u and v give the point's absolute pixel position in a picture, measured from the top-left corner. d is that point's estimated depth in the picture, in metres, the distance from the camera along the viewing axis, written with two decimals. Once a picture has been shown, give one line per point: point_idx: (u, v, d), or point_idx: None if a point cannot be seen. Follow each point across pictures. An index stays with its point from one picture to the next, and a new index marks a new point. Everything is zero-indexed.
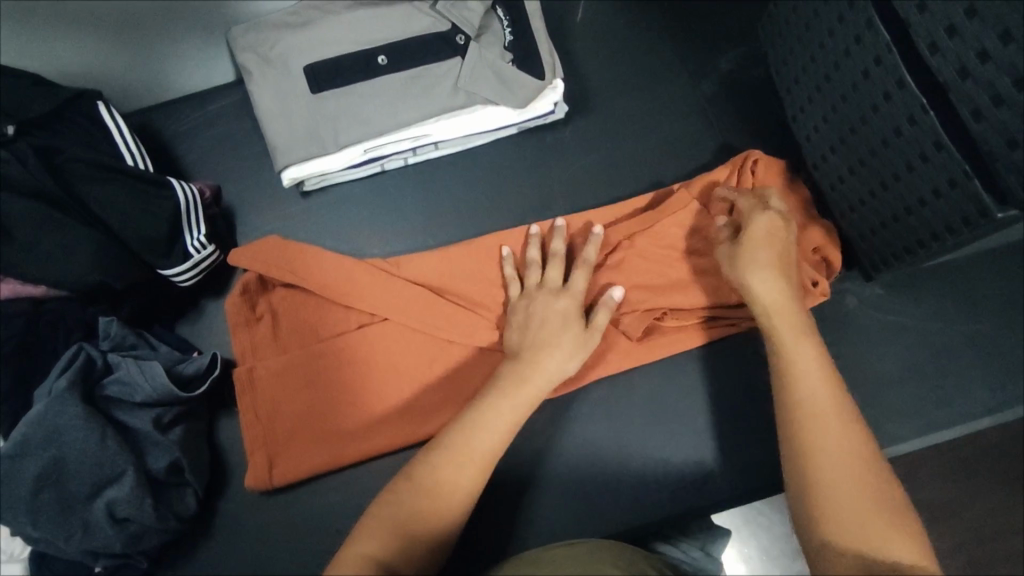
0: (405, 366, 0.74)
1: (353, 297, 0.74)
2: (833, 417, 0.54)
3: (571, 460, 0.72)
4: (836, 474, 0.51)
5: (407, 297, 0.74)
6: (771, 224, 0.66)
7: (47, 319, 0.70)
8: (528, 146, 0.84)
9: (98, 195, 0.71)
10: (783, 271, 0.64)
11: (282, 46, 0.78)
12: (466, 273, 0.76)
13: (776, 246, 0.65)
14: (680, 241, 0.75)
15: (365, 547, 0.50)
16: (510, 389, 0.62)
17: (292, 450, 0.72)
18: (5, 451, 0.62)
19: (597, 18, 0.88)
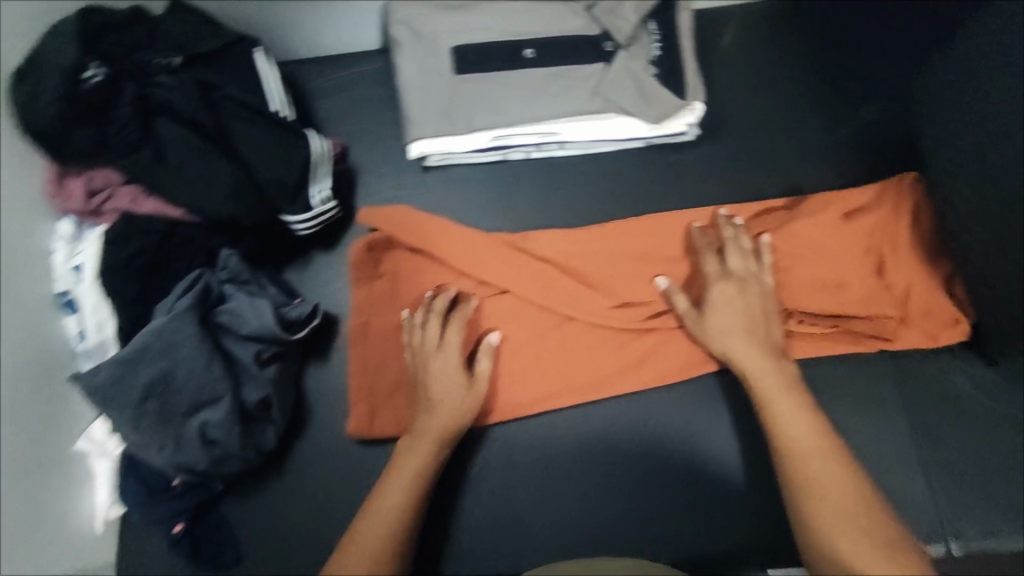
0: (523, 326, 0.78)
1: (470, 269, 0.78)
2: (819, 465, 0.62)
3: (632, 470, 0.76)
4: (822, 480, 0.61)
5: (530, 271, 0.78)
6: (727, 291, 0.73)
7: (176, 241, 0.74)
8: (651, 161, 0.84)
9: (245, 134, 0.75)
10: (753, 325, 0.71)
11: (436, 24, 0.80)
12: (599, 245, 0.79)
13: (740, 307, 0.72)
14: (816, 245, 0.76)
15: (371, 531, 0.63)
16: (417, 442, 0.70)
17: (393, 407, 0.77)
18: (123, 355, 0.65)
19: (744, 47, 0.87)
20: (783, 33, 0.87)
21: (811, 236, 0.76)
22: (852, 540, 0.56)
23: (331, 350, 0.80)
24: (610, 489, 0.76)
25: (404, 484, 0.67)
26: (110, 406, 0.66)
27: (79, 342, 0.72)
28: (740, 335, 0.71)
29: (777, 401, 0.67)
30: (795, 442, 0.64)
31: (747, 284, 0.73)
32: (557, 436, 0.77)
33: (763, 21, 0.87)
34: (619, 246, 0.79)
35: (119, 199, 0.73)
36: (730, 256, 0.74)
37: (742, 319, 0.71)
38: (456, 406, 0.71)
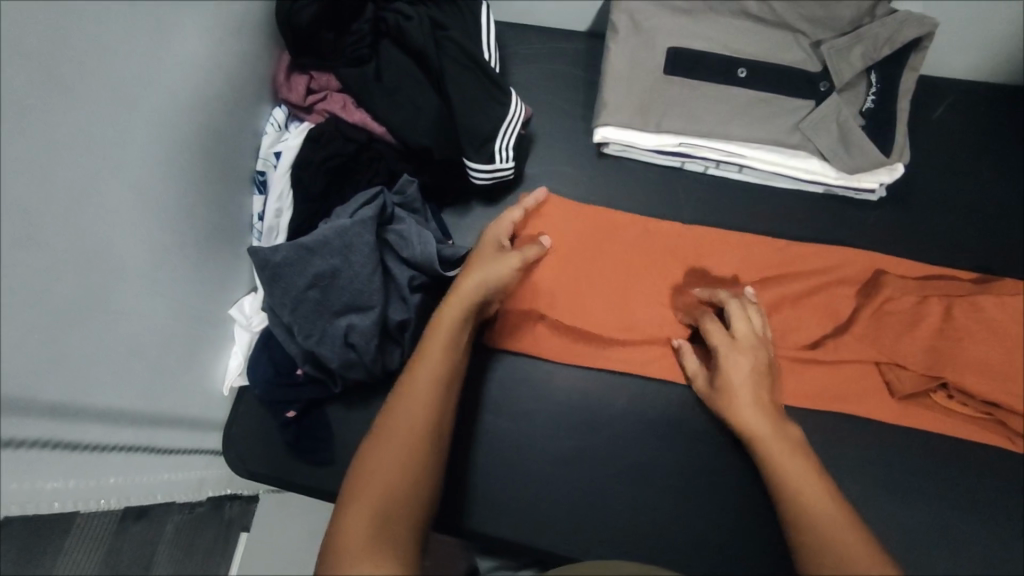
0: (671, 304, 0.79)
1: (645, 235, 0.82)
2: (813, 497, 0.59)
3: (736, 502, 0.73)
4: (828, 534, 0.56)
5: (694, 254, 0.81)
6: (748, 360, 0.70)
7: (367, 156, 0.78)
8: (826, 211, 0.83)
9: (455, 74, 0.78)
10: (760, 386, 0.69)
11: (658, 22, 0.81)
12: (768, 256, 0.80)
13: (750, 375, 0.69)
14: (997, 324, 0.73)
15: (418, 403, 0.61)
16: (455, 300, 0.68)
17: (528, 333, 0.79)
18: (307, 243, 0.69)
19: (953, 125, 0.84)
20: (996, 122, 0.84)
21: (994, 314, 0.73)
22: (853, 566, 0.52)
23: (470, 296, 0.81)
24: (707, 510, 0.72)
25: (442, 350, 0.65)
26: (277, 284, 0.70)
27: (257, 222, 0.79)
28: (749, 397, 0.67)
29: (774, 451, 0.64)
30: (794, 493, 0.60)
31: (758, 351, 0.71)
32: (670, 439, 0.75)
33: (980, 105, 0.85)
34: (791, 266, 0.80)
35: (331, 104, 0.78)
36: (735, 318, 0.73)
37: (751, 388, 0.68)
38: (477, 277, 0.70)
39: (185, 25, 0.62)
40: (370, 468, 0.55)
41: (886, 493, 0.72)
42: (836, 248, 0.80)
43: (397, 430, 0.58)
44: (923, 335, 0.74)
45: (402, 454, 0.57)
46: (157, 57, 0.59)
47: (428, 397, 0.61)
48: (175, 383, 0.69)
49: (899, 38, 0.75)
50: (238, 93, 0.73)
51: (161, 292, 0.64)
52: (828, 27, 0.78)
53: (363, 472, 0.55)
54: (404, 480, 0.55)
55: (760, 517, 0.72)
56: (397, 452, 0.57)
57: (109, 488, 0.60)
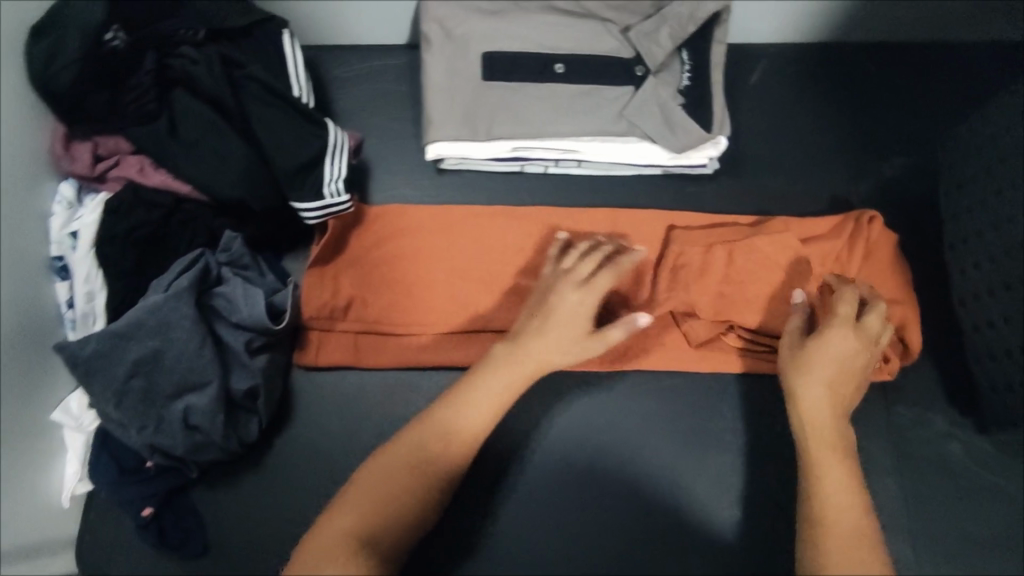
0: (506, 309, 0.80)
1: (436, 233, 0.82)
2: (834, 495, 0.59)
3: (618, 497, 0.73)
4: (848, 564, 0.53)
5: (492, 245, 0.81)
6: (843, 341, 0.66)
7: (179, 218, 0.72)
8: (667, 191, 0.83)
9: (261, 116, 0.73)
10: (839, 383, 0.65)
11: (469, 27, 0.79)
12: (563, 234, 0.81)
13: (835, 364, 0.65)
14: (773, 262, 0.75)
15: (420, 441, 0.63)
16: (511, 361, 0.67)
17: (327, 342, 0.79)
18: (117, 329, 0.63)
19: (772, 86, 0.86)
20: (814, 75, 0.86)
21: (768, 254, 0.75)
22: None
23: (312, 341, 0.79)
24: (593, 512, 0.72)
25: (490, 410, 0.66)
26: (93, 379, 0.63)
27: (66, 309, 0.70)
28: (824, 391, 0.64)
29: (823, 463, 0.61)
30: (827, 511, 0.57)
31: (870, 350, 0.67)
32: (551, 449, 0.75)
33: (795, 61, 0.87)
34: (601, 241, 0.80)
35: (127, 168, 0.72)
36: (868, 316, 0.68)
37: (838, 375, 0.65)
38: (550, 341, 0.68)
39: None
40: (357, 483, 0.61)
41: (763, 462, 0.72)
42: (635, 215, 0.81)
43: (393, 471, 0.61)
44: (733, 291, 0.75)
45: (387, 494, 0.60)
46: None
47: (427, 441, 0.63)
48: None
49: (699, 12, 0.76)
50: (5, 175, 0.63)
51: None
52: (633, 12, 0.78)
53: (352, 497, 0.59)
54: (384, 522, 0.58)
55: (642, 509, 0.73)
56: (388, 487, 0.60)
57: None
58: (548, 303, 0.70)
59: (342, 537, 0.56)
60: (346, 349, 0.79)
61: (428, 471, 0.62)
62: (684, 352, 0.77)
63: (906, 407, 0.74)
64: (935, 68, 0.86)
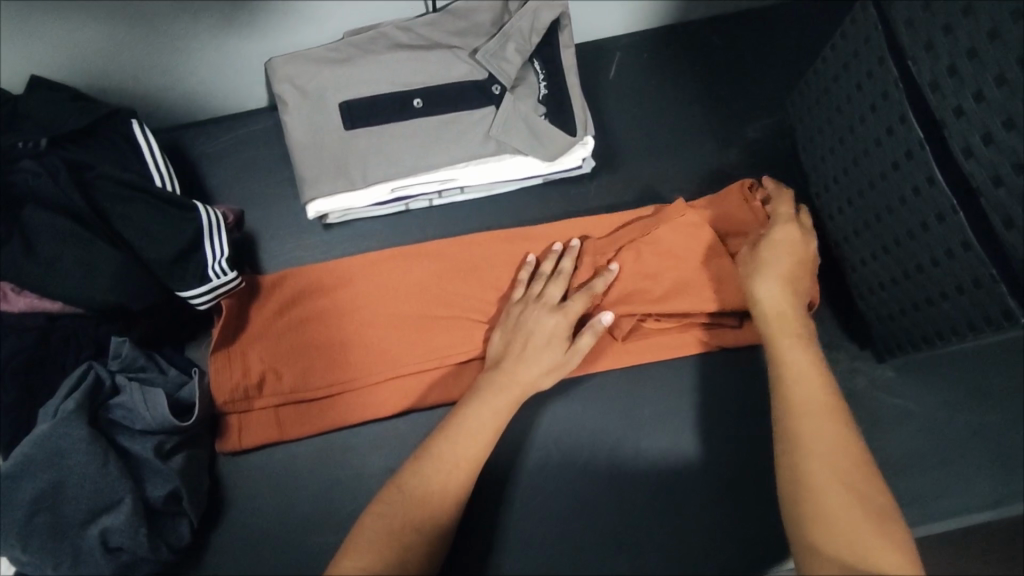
0: (421, 346, 0.79)
1: (337, 288, 0.81)
2: (811, 398, 0.57)
3: (567, 503, 0.74)
4: (827, 474, 0.52)
5: (395, 289, 0.80)
6: (789, 234, 0.68)
7: (58, 335, 0.70)
8: (552, 197, 0.85)
9: (121, 214, 0.71)
10: (794, 276, 0.66)
11: (320, 80, 0.78)
12: (461, 264, 0.81)
13: (792, 256, 0.67)
14: (675, 248, 0.76)
15: (438, 476, 0.62)
16: (490, 396, 0.68)
17: (248, 423, 0.77)
18: (5, 470, 0.61)
19: (629, 76, 0.88)
20: (667, 57, 0.89)
21: (671, 239, 0.76)
22: (836, 498, 0.51)
23: (232, 425, 0.77)
24: (544, 523, 0.74)
25: (490, 431, 0.66)
26: None
27: None
28: (782, 282, 0.65)
29: (795, 362, 0.60)
30: (805, 409, 0.56)
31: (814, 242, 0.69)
32: (491, 477, 0.75)
33: (647, 48, 0.90)
34: (501, 260, 0.81)
35: None
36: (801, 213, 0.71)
37: (793, 264, 0.66)
38: (534, 361, 0.70)
39: None
40: (364, 525, 0.59)
41: None
42: (527, 229, 0.83)
43: (404, 509, 0.59)
44: (642, 281, 0.76)
45: (407, 529, 0.58)
46: None
47: (435, 473, 0.62)
48: None
49: (539, 24, 0.78)
50: None
51: None
52: (476, 34, 0.79)
53: (363, 535, 0.58)
54: (406, 559, 0.57)
55: (592, 508, 0.74)
56: (400, 525, 0.58)
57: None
58: (520, 327, 0.72)
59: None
60: (269, 425, 0.77)
61: (444, 496, 0.61)
62: (603, 351, 0.79)
63: None
64: (775, 31, 0.91)
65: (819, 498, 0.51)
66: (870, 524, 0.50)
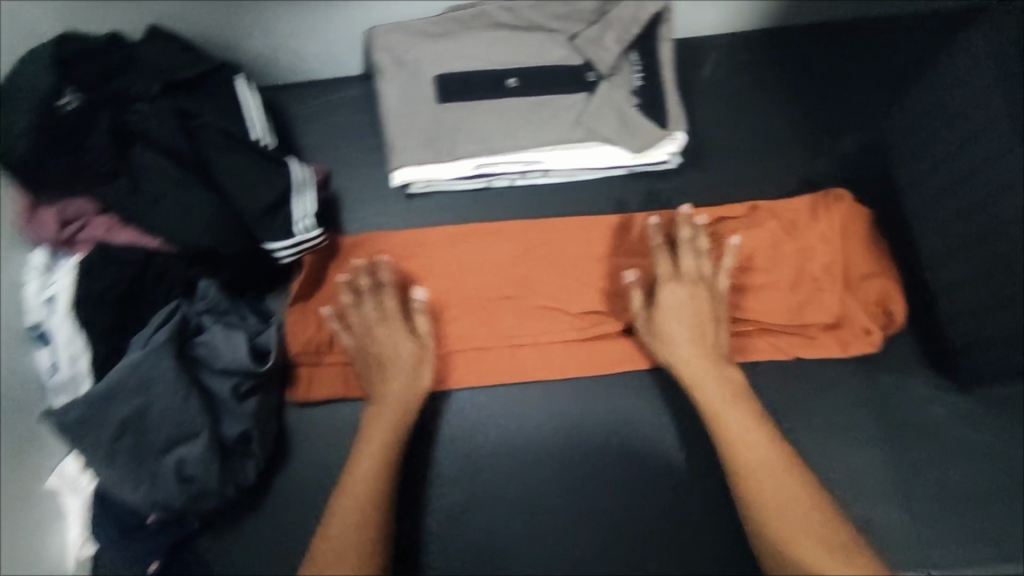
0: (489, 324, 0.80)
1: (411, 259, 0.82)
2: (758, 453, 0.67)
3: (614, 492, 0.76)
4: (786, 523, 0.63)
5: (468, 265, 0.82)
6: (668, 295, 0.72)
7: (153, 271, 0.72)
8: (634, 189, 0.84)
9: (222, 163, 0.74)
10: (700, 333, 0.72)
11: (419, 52, 0.79)
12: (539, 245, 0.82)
13: (691, 315, 0.72)
14: (755, 251, 0.77)
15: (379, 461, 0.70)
16: None
17: (316, 379, 0.80)
18: (97, 392, 0.64)
19: (724, 76, 0.87)
20: (764, 60, 0.88)
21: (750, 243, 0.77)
22: (806, 546, 0.61)
23: (302, 377, 0.80)
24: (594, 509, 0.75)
25: (392, 407, 0.73)
26: (83, 442, 0.64)
27: (51, 375, 0.70)
28: (686, 344, 0.71)
29: (734, 418, 0.69)
30: (746, 461, 0.66)
31: (696, 286, 0.73)
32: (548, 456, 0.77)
33: (743, 49, 0.88)
34: (579, 244, 0.82)
35: (95, 229, 0.71)
36: (683, 257, 0.74)
37: (683, 326, 0.72)
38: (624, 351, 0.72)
39: None
40: (339, 501, 0.68)
41: None
42: (605, 219, 0.83)
43: (363, 489, 0.68)
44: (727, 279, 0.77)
45: (359, 524, 0.66)
46: None
47: (373, 478, 0.69)
48: None
49: (641, 14, 0.78)
50: None
51: None
52: (577, 19, 0.79)
53: (340, 507, 0.67)
54: (366, 547, 0.65)
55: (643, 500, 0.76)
56: (354, 517, 0.66)
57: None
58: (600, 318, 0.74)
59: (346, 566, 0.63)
60: (332, 381, 0.79)
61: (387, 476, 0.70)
62: (670, 348, 0.78)
63: (889, 374, 0.76)
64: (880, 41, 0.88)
65: (788, 546, 0.62)
66: (820, 548, 0.61)
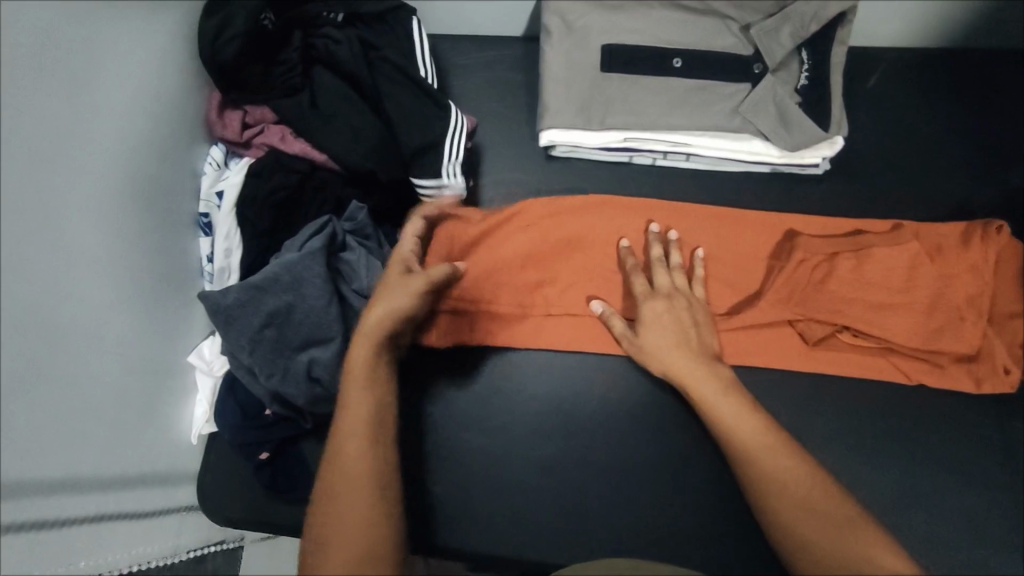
0: (609, 295, 0.81)
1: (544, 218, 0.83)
2: (752, 437, 0.65)
3: (711, 482, 0.75)
4: (801, 514, 0.61)
5: (598, 236, 0.83)
6: (655, 308, 0.74)
7: (313, 184, 0.77)
8: (776, 188, 0.83)
9: (390, 95, 0.78)
10: (686, 339, 0.72)
11: (590, 19, 0.81)
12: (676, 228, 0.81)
13: (673, 323, 0.73)
14: (900, 269, 0.74)
15: (367, 389, 0.65)
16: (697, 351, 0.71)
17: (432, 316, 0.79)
18: (257, 282, 0.69)
19: (889, 90, 0.85)
20: (932, 80, 0.85)
21: (895, 262, 0.74)
22: (834, 534, 0.59)
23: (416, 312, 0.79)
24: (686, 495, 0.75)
25: (376, 326, 0.66)
26: (231, 327, 0.70)
27: (207, 264, 0.76)
28: (674, 350, 0.71)
29: (719, 405, 0.68)
30: (750, 447, 0.65)
31: (673, 296, 0.75)
32: (644, 436, 0.77)
33: (913, 66, 0.86)
34: (716, 235, 0.81)
35: (269, 136, 0.77)
36: (657, 274, 0.76)
37: (674, 333, 0.72)
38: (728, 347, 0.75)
39: (110, 86, 0.60)
40: (338, 441, 0.62)
41: (865, 459, 0.73)
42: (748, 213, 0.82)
43: (359, 419, 0.63)
44: (865, 290, 0.74)
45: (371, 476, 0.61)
46: (84, 115, 0.57)
47: (377, 408, 0.64)
48: (119, 452, 0.63)
49: (823, 13, 0.77)
50: (168, 140, 0.70)
51: (51, 370, 0.53)
52: (754, 10, 0.80)
53: (342, 443, 0.62)
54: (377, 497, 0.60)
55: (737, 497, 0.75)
56: (359, 469, 0.61)
57: (49, 553, 0.53)
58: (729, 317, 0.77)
59: (359, 499, 0.60)
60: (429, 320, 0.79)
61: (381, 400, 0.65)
62: (792, 353, 0.76)
63: (1017, 421, 0.74)
64: None
65: (800, 534, 0.61)
66: (846, 535, 0.59)
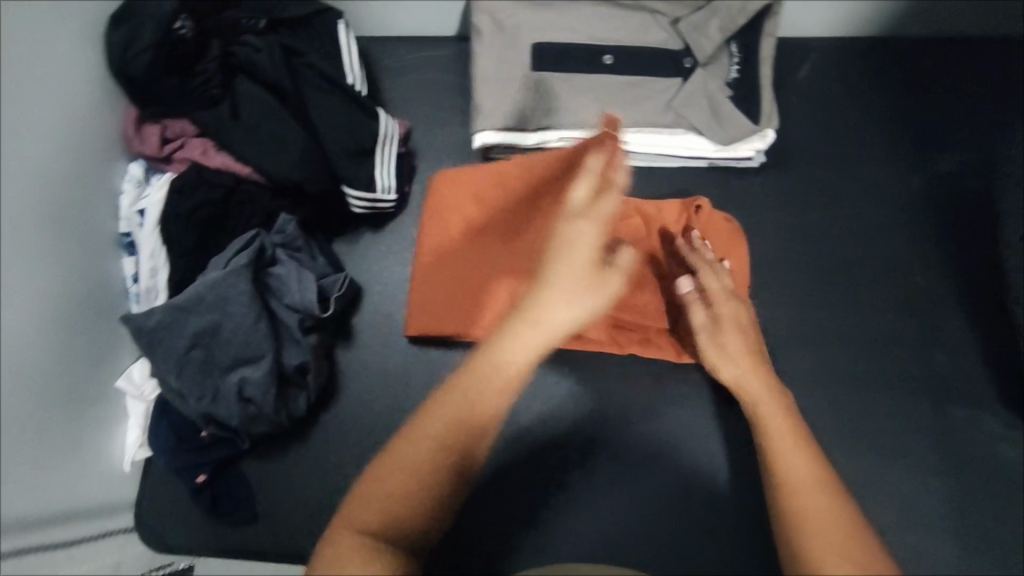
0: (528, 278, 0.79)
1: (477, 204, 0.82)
2: (796, 472, 0.54)
3: None
4: (819, 544, 0.48)
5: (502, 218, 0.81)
6: (719, 307, 0.70)
7: (240, 198, 0.75)
8: (713, 182, 0.83)
9: (317, 105, 0.76)
10: (742, 339, 0.68)
11: (518, 19, 0.80)
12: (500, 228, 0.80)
13: (724, 323, 0.69)
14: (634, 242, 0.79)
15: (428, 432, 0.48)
16: (750, 351, 0.67)
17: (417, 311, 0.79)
18: (180, 302, 0.67)
19: (820, 79, 0.85)
20: (861, 67, 0.86)
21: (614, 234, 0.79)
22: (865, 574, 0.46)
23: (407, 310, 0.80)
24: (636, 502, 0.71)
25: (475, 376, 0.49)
26: (156, 350, 0.68)
27: (133, 284, 0.74)
28: (735, 354, 0.67)
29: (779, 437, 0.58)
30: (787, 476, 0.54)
31: (733, 304, 0.70)
32: (592, 440, 0.73)
33: (843, 55, 0.86)
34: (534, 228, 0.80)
35: (191, 150, 0.75)
36: (705, 276, 0.72)
37: (735, 336, 0.68)
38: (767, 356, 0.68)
39: (10, 107, 0.56)
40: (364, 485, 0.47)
41: None
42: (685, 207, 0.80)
43: (405, 463, 0.47)
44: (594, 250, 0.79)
45: (396, 518, 0.46)
46: None
47: (435, 456, 0.47)
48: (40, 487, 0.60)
49: (750, 6, 0.77)
50: (84, 157, 0.67)
51: None
52: (684, 4, 0.79)
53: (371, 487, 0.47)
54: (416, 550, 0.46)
55: None
56: (379, 522, 0.46)
57: None
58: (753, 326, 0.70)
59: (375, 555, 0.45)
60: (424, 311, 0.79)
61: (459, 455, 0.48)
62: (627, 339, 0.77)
63: (955, 407, 0.74)
64: (986, 61, 0.86)
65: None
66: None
